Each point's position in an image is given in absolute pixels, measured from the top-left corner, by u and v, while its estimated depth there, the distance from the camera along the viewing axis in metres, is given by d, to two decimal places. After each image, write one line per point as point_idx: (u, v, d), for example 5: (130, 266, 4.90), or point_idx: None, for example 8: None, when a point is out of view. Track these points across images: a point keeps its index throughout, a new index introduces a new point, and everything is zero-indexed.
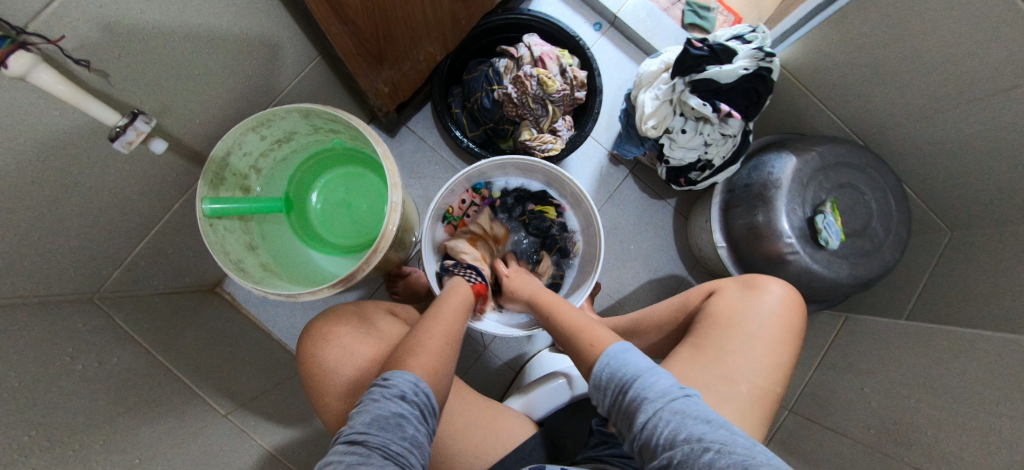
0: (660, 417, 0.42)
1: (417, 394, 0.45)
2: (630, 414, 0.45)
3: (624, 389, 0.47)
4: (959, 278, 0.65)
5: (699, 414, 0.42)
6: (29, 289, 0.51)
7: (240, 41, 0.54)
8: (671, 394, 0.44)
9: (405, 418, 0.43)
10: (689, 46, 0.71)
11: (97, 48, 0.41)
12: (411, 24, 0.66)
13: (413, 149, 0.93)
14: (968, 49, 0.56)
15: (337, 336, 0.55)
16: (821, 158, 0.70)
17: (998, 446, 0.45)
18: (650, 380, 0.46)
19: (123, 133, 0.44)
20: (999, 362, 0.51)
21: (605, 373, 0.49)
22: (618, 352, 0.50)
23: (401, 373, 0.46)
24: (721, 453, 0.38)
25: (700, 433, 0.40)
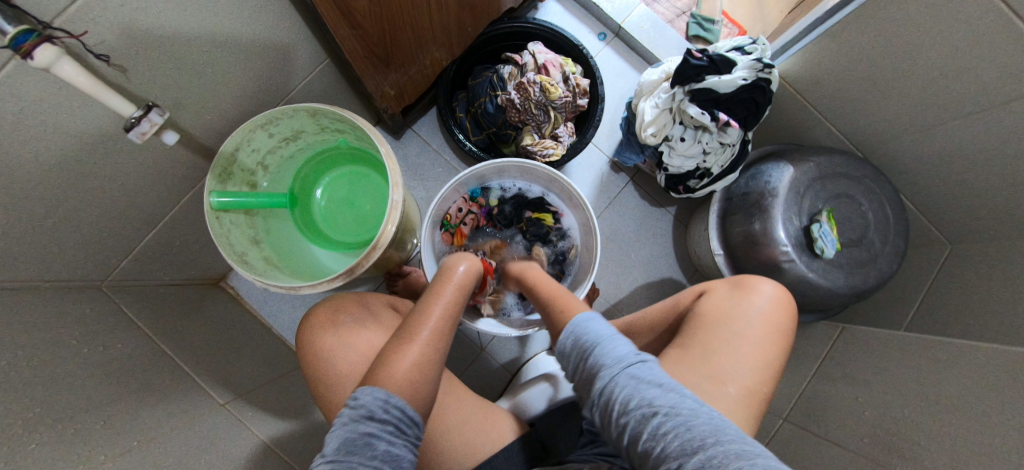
0: (613, 379, 0.44)
1: (388, 407, 0.42)
2: (588, 376, 0.47)
3: (583, 356, 0.49)
4: (959, 291, 0.65)
5: (651, 378, 0.43)
6: (38, 273, 0.52)
7: (252, 41, 0.56)
8: (626, 359, 0.46)
9: (375, 437, 0.40)
10: (689, 56, 0.72)
11: (118, 44, 0.43)
12: (417, 28, 0.68)
13: (418, 152, 0.95)
14: (965, 62, 0.56)
15: (337, 328, 0.56)
16: (818, 169, 0.71)
17: (990, 457, 0.45)
18: (609, 348, 0.48)
19: (138, 123, 0.46)
20: (995, 373, 0.51)
21: (569, 342, 0.51)
22: (584, 322, 0.52)
23: (369, 388, 0.43)
24: (663, 413, 0.40)
25: (649, 394, 0.41)
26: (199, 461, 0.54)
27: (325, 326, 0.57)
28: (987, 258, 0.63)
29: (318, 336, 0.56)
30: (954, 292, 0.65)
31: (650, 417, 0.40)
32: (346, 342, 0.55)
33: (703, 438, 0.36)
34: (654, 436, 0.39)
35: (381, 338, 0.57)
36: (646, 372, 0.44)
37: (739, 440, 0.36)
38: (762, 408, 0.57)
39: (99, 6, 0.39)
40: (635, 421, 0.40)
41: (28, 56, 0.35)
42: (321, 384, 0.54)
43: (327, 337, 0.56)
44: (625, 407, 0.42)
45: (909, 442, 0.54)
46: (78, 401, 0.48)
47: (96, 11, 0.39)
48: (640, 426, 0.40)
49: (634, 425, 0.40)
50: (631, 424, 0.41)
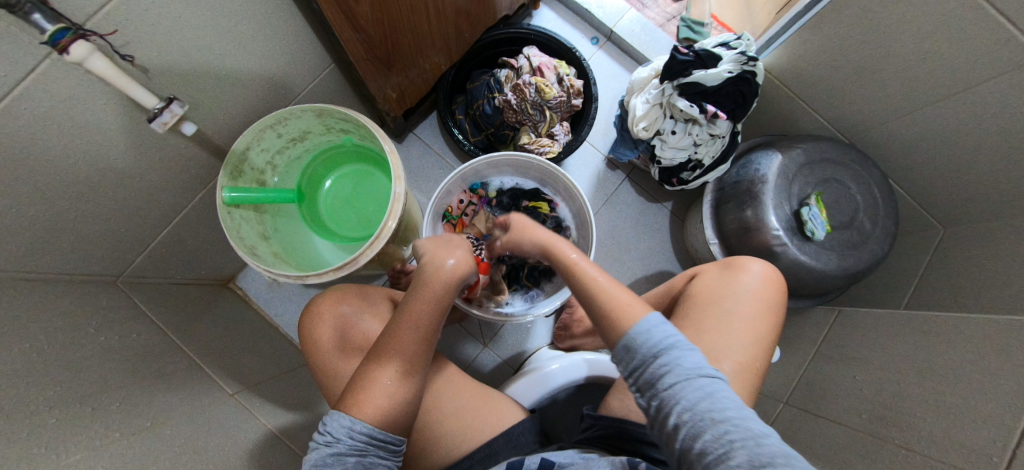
0: (693, 387, 0.41)
1: (353, 433, 0.44)
2: (655, 375, 0.43)
3: (652, 353, 0.44)
4: (953, 271, 0.66)
5: (727, 392, 0.41)
6: (42, 263, 0.55)
7: (264, 46, 0.60)
8: (703, 368, 0.43)
9: (343, 459, 0.44)
10: (676, 53, 0.76)
11: (141, 47, 0.47)
12: (417, 33, 0.72)
13: (419, 154, 0.99)
14: (940, 47, 0.59)
15: (338, 319, 0.58)
16: (805, 155, 0.73)
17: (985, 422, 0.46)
18: (686, 351, 0.44)
19: (160, 114, 0.50)
20: (987, 343, 0.51)
21: (637, 332, 0.46)
22: (658, 317, 0.47)
23: (335, 415, 0.45)
24: (743, 431, 0.38)
25: (731, 409, 0.40)
26: (209, 444, 0.55)
27: (327, 316, 0.59)
28: (982, 245, 0.65)
29: (320, 325, 0.58)
30: (953, 274, 0.66)
31: (731, 432, 0.38)
32: (347, 332, 0.58)
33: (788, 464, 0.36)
34: (733, 452, 0.37)
35: (377, 329, 0.59)
36: (720, 385, 0.42)
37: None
38: (758, 384, 0.58)
39: (128, 11, 0.43)
40: (715, 435, 0.38)
41: (64, 51, 0.39)
42: (324, 370, 0.56)
43: (328, 327, 0.58)
44: (704, 418, 0.39)
45: (906, 414, 0.54)
46: (93, 384, 0.50)
47: (124, 16, 0.43)
48: (720, 441, 0.38)
49: (710, 437, 0.39)
50: (705, 436, 0.39)
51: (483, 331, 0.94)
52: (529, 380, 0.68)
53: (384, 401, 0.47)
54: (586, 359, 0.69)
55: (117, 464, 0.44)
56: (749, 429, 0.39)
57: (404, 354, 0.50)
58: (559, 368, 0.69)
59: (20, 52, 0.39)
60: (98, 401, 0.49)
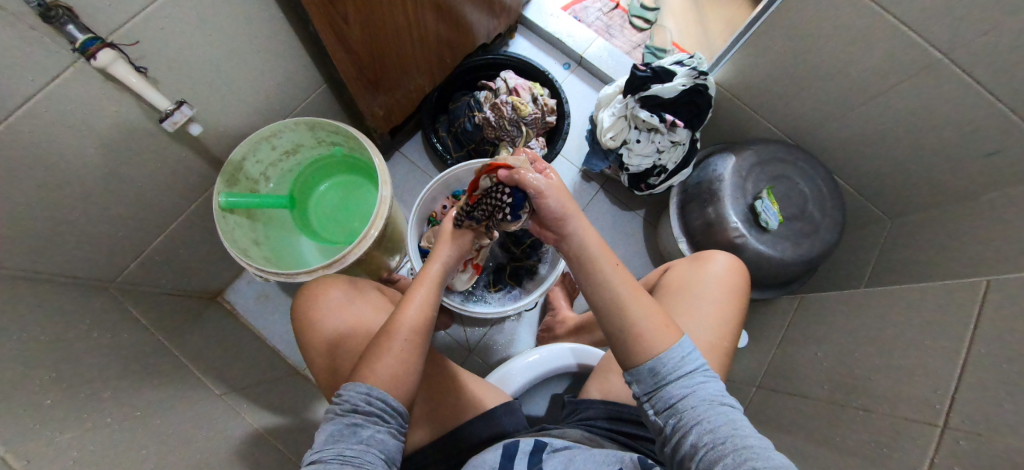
0: (716, 411, 0.42)
1: (371, 401, 0.46)
2: (678, 396, 0.44)
3: (681, 377, 0.45)
4: (911, 261, 0.73)
5: (749, 426, 0.42)
6: (31, 263, 0.57)
7: (263, 66, 0.67)
8: (725, 399, 0.44)
9: (359, 426, 0.45)
10: (635, 70, 0.85)
11: (155, 63, 0.53)
12: (402, 56, 0.80)
13: (405, 170, 1.05)
14: (857, 56, 0.67)
15: (332, 306, 0.61)
16: (756, 155, 0.81)
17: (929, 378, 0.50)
18: (708, 379, 0.46)
19: (171, 115, 0.56)
20: (926, 310, 0.57)
21: (665, 355, 0.46)
22: (687, 343, 0.47)
23: (354, 384, 0.47)
24: (768, 459, 0.38)
25: (753, 437, 0.40)
26: (196, 436, 0.57)
27: (320, 304, 0.61)
28: (934, 230, 0.73)
29: (314, 313, 0.61)
30: (909, 260, 0.73)
31: (754, 457, 0.38)
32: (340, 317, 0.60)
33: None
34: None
35: (366, 313, 0.62)
36: (740, 418, 0.43)
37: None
38: (726, 363, 0.62)
39: (145, 30, 0.49)
40: (737, 458, 0.38)
41: (92, 56, 0.45)
42: (321, 357, 0.59)
43: (323, 314, 0.60)
44: (727, 441, 0.40)
45: (862, 380, 0.58)
46: (83, 377, 0.52)
47: (142, 33, 0.49)
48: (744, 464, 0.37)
49: (733, 461, 0.38)
50: (726, 459, 0.39)
51: (469, 337, 0.96)
52: (514, 368, 0.72)
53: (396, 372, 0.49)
54: (572, 348, 0.73)
55: (106, 444, 0.46)
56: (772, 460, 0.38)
57: (409, 329, 0.51)
58: (549, 355, 0.72)
59: (48, 60, 0.45)
60: (90, 390, 0.51)
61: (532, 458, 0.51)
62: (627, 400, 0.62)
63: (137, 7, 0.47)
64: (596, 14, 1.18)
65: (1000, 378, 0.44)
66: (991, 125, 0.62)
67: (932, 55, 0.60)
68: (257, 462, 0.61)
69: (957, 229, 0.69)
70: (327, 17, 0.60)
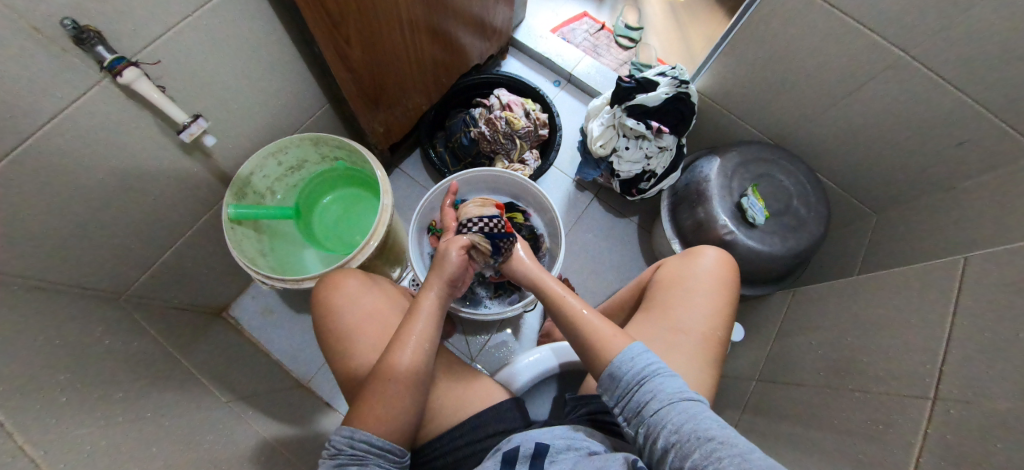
0: (677, 410, 0.44)
1: (354, 442, 0.47)
2: (641, 402, 0.47)
3: (638, 379, 0.48)
4: (898, 249, 0.75)
5: (712, 415, 0.44)
6: (48, 273, 0.60)
7: (271, 86, 0.71)
8: (686, 394, 0.46)
9: (346, 468, 0.46)
10: (620, 81, 0.90)
11: (175, 83, 0.58)
12: (400, 75, 0.85)
13: (405, 185, 1.09)
14: (826, 58, 0.71)
15: (347, 297, 0.64)
16: (740, 156, 0.85)
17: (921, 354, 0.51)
18: (668, 378, 0.48)
19: (188, 127, 0.60)
20: (911, 290, 0.58)
21: (618, 359, 0.50)
22: (642, 346, 0.51)
23: (337, 429, 0.48)
24: (731, 448, 0.40)
25: (714, 428, 0.42)
26: (204, 438, 0.58)
27: (338, 293, 0.64)
28: (914, 220, 0.75)
29: (333, 302, 0.64)
30: (895, 251, 0.76)
31: (717, 449, 0.40)
32: (350, 309, 0.63)
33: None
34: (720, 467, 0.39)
35: (380, 306, 0.65)
36: (703, 409, 0.45)
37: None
38: (722, 352, 0.63)
39: (165, 51, 0.54)
40: (701, 453, 0.40)
41: (118, 74, 0.49)
42: (336, 345, 0.62)
43: (339, 304, 0.63)
44: (691, 438, 0.42)
45: (856, 363, 0.59)
46: (94, 380, 0.53)
47: (162, 55, 0.54)
48: (708, 459, 0.40)
49: (698, 456, 0.41)
50: (694, 454, 0.41)
51: (470, 345, 0.97)
52: (514, 369, 0.74)
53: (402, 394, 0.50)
54: (551, 348, 0.74)
55: (117, 440, 0.47)
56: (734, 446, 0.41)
57: (403, 365, 0.51)
58: (550, 354, 0.74)
59: (77, 79, 0.49)
60: (102, 391, 0.53)
61: (532, 463, 0.51)
62: None
63: (158, 29, 0.51)
64: (583, 35, 1.25)
65: (983, 347, 0.46)
66: (957, 115, 0.65)
67: (895, 53, 0.65)
68: (264, 465, 0.62)
69: (937, 217, 0.71)
70: (331, 39, 0.64)
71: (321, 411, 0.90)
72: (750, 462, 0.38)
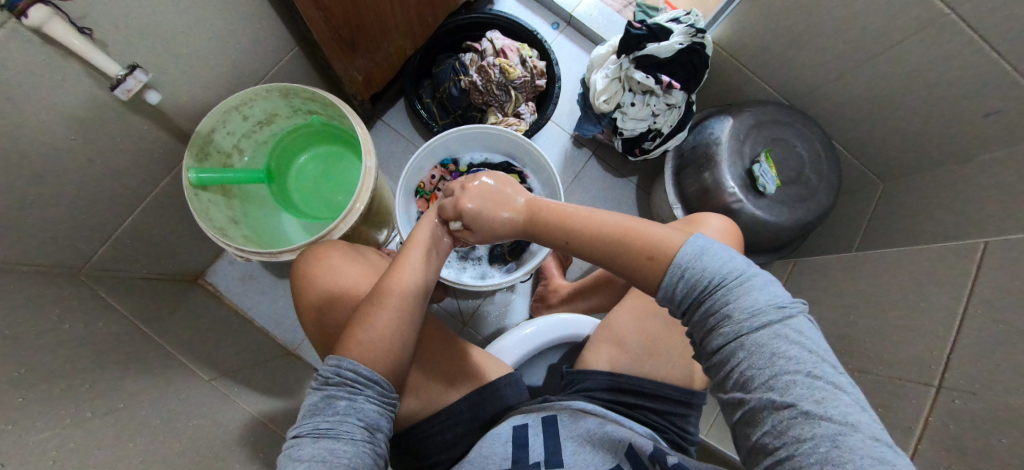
0: (749, 354, 0.36)
1: (340, 371, 0.45)
2: (705, 329, 0.39)
3: (700, 301, 0.40)
4: (903, 221, 0.74)
5: (797, 354, 0.35)
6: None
7: (225, 25, 0.60)
8: (767, 326, 0.36)
9: (334, 398, 0.44)
10: (630, 27, 0.79)
11: (101, 21, 0.47)
12: (380, 15, 0.73)
13: (389, 139, 1.00)
14: (864, 9, 0.64)
15: (325, 264, 0.61)
16: (754, 117, 0.79)
17: (926, 338, 0.51)
18: (743, 303, 0.38)
19: (124, 81, 0.51)
20: (920, 271, 0.57)
21: (669, 278, 0.42)
22: (706, 256, 0.41)
23: (325, 361, 0.47)
24: (819, 425, 0.32)
25: (798, 385, 0.34)
26: (187, 424, 0.55)
27: (319, 260, 0.61)
28: (925, 192, 0.72)
29: (312, 269, 0.61)
30: (900, 223, 0.74)
31: (798, 424, 0.32)
32: (332, 279, 0.59)
33: None
34: (799, 451, 0.32)
35: (358, 274, 0.60)
36: (787, 343, 0.36)
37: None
38: None
39: None
40: (774, 425, 0.33)
41: (23, 15, 0.39)
42: (316, 313, 0.59)
43: (320, 274, 0.60)
44: (764, 399, 0.35)
45: (858, 342, 0.59)
46: (58, 368, 0.49)
47: None
48: (782, 436, 0.33)
49: (772, 424, 0.34)
50: (766, 422, 0.34)
51: (462, 310, 0.95)
52: (508, 341, 0.71)
53: (380, 345, 0.48)
54: (543, 323, 0.72)
55: (91, 437, 0.43)
56: (823, 416, 0.32)
57: (384, 328, 0.49)
58: (546, 328, 0.71)
59: None
60: (66, 384, 0.48)
61: (545, 441, 0.52)
62: (622, 371, 0.61)
63: None
64: None
65: (985, 337, 0.45)
66: (992, 85, 0.61)
67: (940, 10, 0.58)
68: (256, 447, 0.60)
69: (946, 192, 0.69)
70: None
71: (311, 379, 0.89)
72: (843, 453, 0.30)
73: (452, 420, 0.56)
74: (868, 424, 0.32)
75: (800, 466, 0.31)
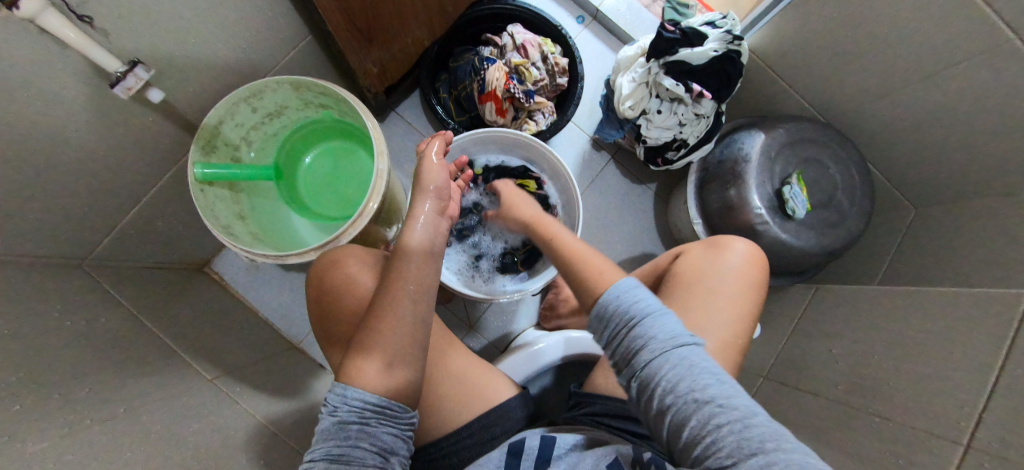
0: (670, 363, 0.39)
1: (348, 399, 0.43)
2: (629, 349, 0.41)
3: (629, 323, 0.43)
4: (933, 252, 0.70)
5: (707, 363, 0.39)
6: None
7: (234, 12, 0.56)
8: (683, 340, 0.40)
9: (345, 423, 0.43)
10: (662, 30, 0.75)
11: (102, 8, 0.43)
12: (399, 5, 0.69)
13: (402, 132, 0.96)
14: (920, 28, 0.59)
15: (340, 274, 0.58)
16: (788, 134, 0.75)
17: (954, 387, 0.49)
18: (664, 322, 0.42)
19: (123, 78, 0.48)
20: (956, 315, 0.54)
21: (608, 299, 0.45)
22: (634, 285, 0.46)
23: (332, 385, 0.45)
24: (732, 413, 0.35)
25: (713, 386, 0.37)
26: (188, 429, 0.53)
27: (336, 270, 0.59)
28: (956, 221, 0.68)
29: (330, 279, 0.59)
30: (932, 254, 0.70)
31: (717, 415, 0.35)
32: (348, 293, 0.57)
33: (779, 447, 0.33)
34: (721, 440, 0.34)
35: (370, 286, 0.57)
36: (700, 354, 0.40)
37: (805, 446, 0.34)
38: (738, 361, 0.56)
39: None
40: (698, 422, 0.36)
41: (14, 6, 0.36)
42: (333, 324, 0.58)
43: (336, 284, 0.58)
44: (687, 400, 0.37)
45: (880, 384, 0.57)
46: (61, 370, 0.48)
47: None
48: (706, 429, 0.35)
49: (696, 423, 0.36)
50: (691, 422, 0.36)
51: (469, 313, 0.93)
52: (519, 357, 0.70)
53: (385, 374, 0.45)
54: (556, 339, 0.70)
55: (91, 447, 0.42)
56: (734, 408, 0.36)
57: (390, 352, 0.46)
58: (554, 347, 0.70)
59: None
60: (64, 387, 0.46)
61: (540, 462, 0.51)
62: None
63: None
64: None
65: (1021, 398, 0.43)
66: None
67: (1008, 35, 0.53)
68: (258, 454, 0.59)
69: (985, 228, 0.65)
70: None
71: (316, 375, 0.88)
72: (754, 435, 0.34)
73: (459, 442, 0.55)
74: (763, 411, 0.36)
75: (724, 451, 0.34)
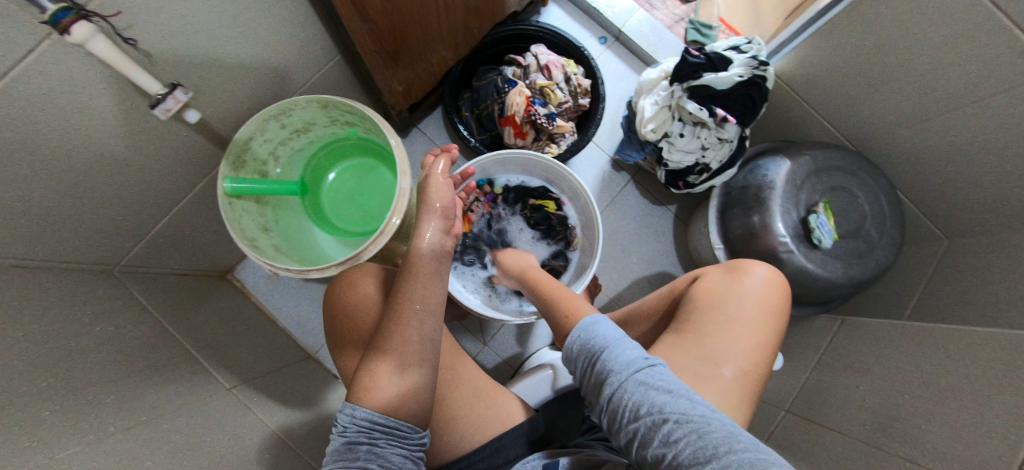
0: (628, 388, 0.42)
1: (357, 419, 0.44)
2: (595, 382, 0.45)
3: (593, 358, 0.46)
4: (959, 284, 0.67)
5: (663, 381, 0.41)
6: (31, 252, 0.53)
7: (269, 33, 0.58)
8: (640, 363, 0.43)
9: (354, 443, 0.43)
10: (687, 55, 0.75)
11: (146, 31, 0.46)
12: (426, 27, 0.71)
13: (423, 148, 0.98)
14: (955, 56, 0.58)
15: (354, 293, 0.60)
16: (814, 162, 0.73)
17: (991, 434, 0.46)
18: (622, 351, 0.45)
19: (163, 100, 0.50)
20: (993, 357, 0.52)
21: (574, 341, 0.50)
22: (595, 322, 0.50)
23: (342, 406, 0.45)
24: (687, 425, 0.37)
25: (667, 401, 0.39)
26: (205, 438, 0.54)
27: (352, 288, 0.60)
28: (989, 255, 0.65)
29: (345, 298, 0.60)
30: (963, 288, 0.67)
31: (673, 430, 0.37)
32: (363, 311, 0.58)
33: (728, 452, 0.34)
34: (677, 454, 0.36)
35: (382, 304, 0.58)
36: (658, 374, 0.42)
37: (759, 449, 0.35)
38: (758, 391, 0.54)
39: None
40: (657, 439, 0.38)
41: (66, 32, 0.37)
42: (349, 342, 0.59)
43: (352, 303, 0.59)
44: (646, 420, 0.39)
45: (911, 426, 0.55)
46: (90, 375, 0.49)
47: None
48: (664, 444, 0.37)
49: (656, 441, 0.38)
50: (653, 441, 0.38)
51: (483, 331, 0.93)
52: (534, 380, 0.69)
53: (393, 394, 0.45)
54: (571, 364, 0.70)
55: (113, 454, 0.43)
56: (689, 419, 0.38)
57: (398, 371, 0.46)
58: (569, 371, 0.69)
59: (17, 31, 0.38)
60: (91, 392, 0.47)
61: None
62: None
63: None
64: None
65: None
66: None
67: None
68: (271, 465, 0.59)
69: None
70: None
71: (329, 386, 0.89)
72: (705, 444, 0.36)
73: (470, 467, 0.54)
74: (720, 419, 0.38)
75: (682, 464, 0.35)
